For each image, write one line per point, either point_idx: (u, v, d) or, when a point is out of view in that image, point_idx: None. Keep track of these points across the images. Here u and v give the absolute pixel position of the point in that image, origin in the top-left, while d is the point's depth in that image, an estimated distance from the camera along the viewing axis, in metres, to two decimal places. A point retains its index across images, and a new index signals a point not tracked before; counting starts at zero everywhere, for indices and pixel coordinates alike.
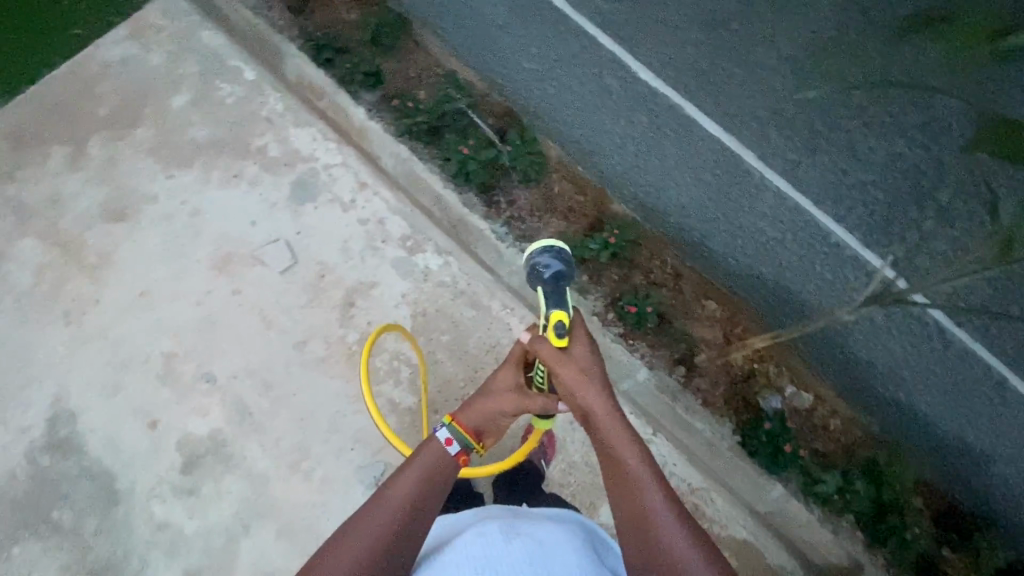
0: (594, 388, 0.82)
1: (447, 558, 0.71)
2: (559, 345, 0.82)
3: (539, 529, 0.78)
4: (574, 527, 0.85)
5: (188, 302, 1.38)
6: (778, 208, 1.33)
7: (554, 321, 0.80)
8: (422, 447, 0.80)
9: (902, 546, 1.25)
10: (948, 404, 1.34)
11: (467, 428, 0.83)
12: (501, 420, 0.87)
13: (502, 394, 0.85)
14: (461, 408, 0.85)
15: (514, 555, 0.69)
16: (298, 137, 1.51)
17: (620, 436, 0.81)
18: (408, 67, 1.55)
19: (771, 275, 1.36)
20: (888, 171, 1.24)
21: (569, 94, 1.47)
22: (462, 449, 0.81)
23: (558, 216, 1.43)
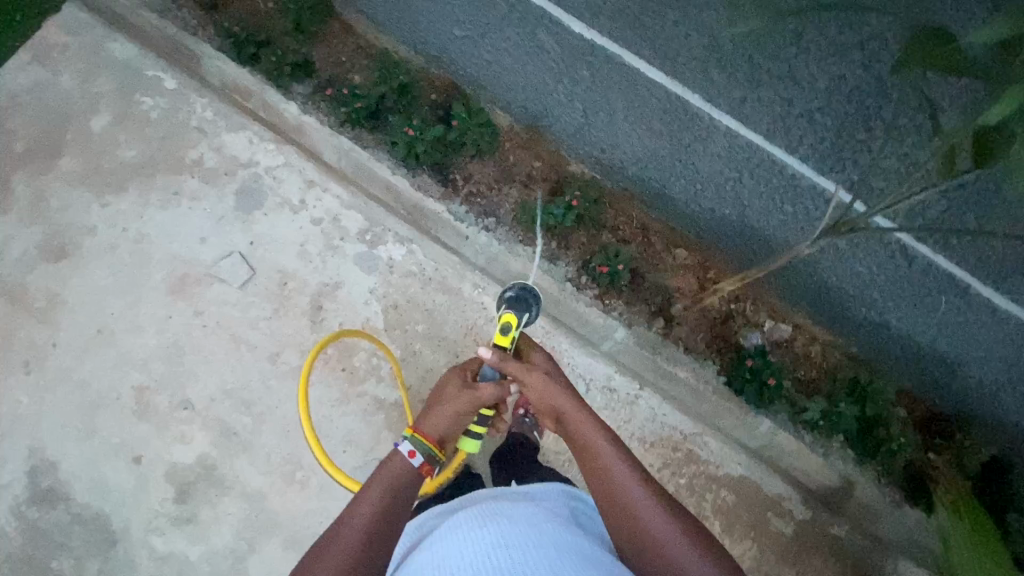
0: (562, 388, 0.85)
1: (423, 557, 0.73)
2: (502, 344, 0.89)
3: (515, 508, 0.79)
4: (555, 500, 0.87)
5: (150, 332, 1.34)
6: (731, 149, 1.14)
7: (502, 322, 0.89)
8: (383, 463, 0.81)
9: (891, 456, 1.30)
10: (938, 331, 1.22)
11: (431, 438, 0.84)
12: (463, 424, 0.86)
13: (456, 397, 0.84)
14: (420, 419, 0.85)
15: (485, 540, 0.70)
16: (235, 144, 1.44)
17: (592, 430, 0.83)
18: (339, 51, 1.48)
19: (735, 216, 1.28)
20: (842, 102, 0.96)
21: (507, 57, 1.32)
22: (426, 459, 0.82)
23: (518, 185, 1.42)
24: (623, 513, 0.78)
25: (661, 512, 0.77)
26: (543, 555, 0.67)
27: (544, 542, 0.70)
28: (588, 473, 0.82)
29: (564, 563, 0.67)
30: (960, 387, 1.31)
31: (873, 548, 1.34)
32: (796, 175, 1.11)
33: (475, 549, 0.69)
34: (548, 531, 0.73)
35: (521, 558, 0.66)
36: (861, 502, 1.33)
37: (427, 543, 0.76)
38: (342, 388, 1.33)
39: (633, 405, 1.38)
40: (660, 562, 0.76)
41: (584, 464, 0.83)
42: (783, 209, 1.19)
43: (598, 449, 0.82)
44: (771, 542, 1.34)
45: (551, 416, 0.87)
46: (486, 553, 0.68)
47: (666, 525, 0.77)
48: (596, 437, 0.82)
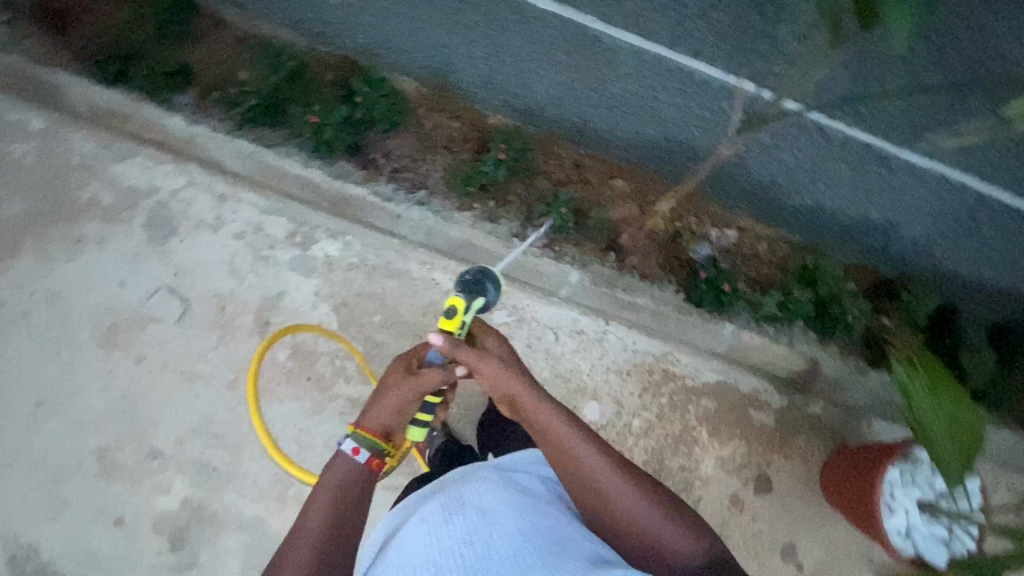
0: (515, 374, 0.84)
1: (396, 556, 0.78)
2: (449, 328, 0.87)
3: (481, 491, 0.83)
4: (524, 470, 0.91)
5: (94, 391, 1.26)
6: (638, 64, 1.30)
7: (450, 306, 0.88)
8: (329, 468, 0.80)
9: (849, 329, 1.36)
10: (848, 188, 1.35)
11: (376, 431, 0.82)
12: (409, 412, 0.84)
13: (399, 385, 0.82)
14: (363, 413, 0.83)
15: (451, 536, 0.75)
16: (127, 174, 1.32)
17: (548, 413, 0.83)
18: (216, 49, 1.37)
19: (659, 133, 1.34)
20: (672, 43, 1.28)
21: (405, 24, 1.33)
22: (372, 454, 0.80)
23: (442, 151, 1.36)
24: (591, 493, 0.82)
25: (627, 486, 0.81)
26: (506, 547, 0.73)
27: (509, 533, 0.75)
28: (553, 459, 0.83)
29: (527, 550, 0.72)
30: (897, 249, 1.40)
31: (848, 416, 1.43)
32: (704, 79, 1.29)
33: (440, 547, 0.74)
34: (512, 520, 0.77)
35: (485, 555, 0.72)
36: (828, 377, 1.40)
37: (399, 539, 0.81)
38: (311, 398, 1.29)
39: (602, 341, 1.40)
40: (630, 532, 0.81)
41: (547, 450, 0.83)
42: (703, 108, 1.29)
43: (558, 433, 0.82)
44: (756, 435, 1.40)
45: (506, 402, 0.86)
46: (452, 551, 0.73)
47: (633, 500, 0.81)
48: (558, 424, 0.82)
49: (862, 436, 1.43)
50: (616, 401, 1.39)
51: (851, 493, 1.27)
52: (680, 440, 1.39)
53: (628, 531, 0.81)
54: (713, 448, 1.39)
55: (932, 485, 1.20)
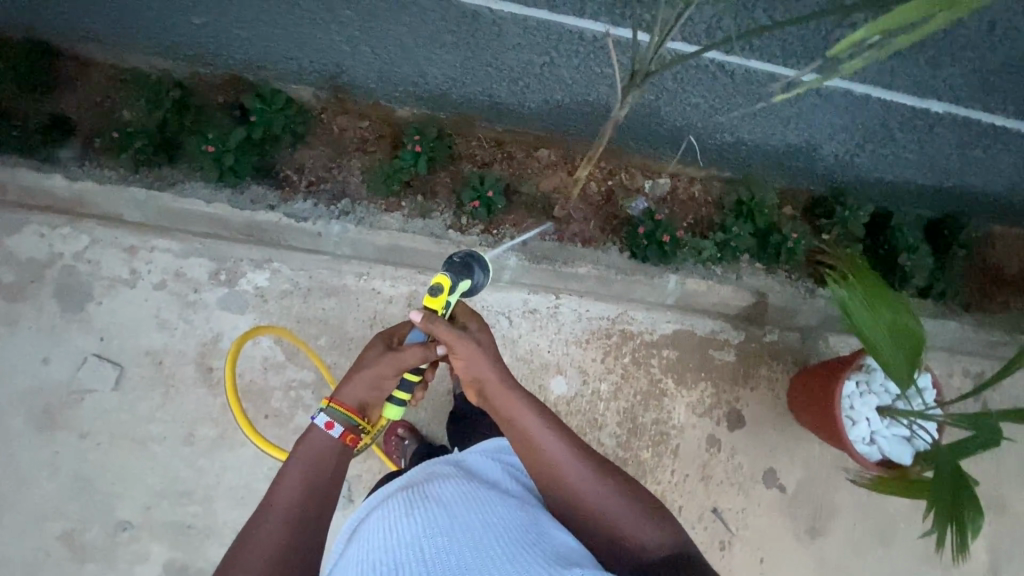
0: (487, 359, 0.84)
1: (358, 552, 0.78)
2: (434, 307, 0.86)
3: (446, 486, 0.85)
4: (490, 467, 0.94)
5: (45, 477, 1.20)
6: (528, 34, 1.06)
7: (435, 284, 0.86)
8: (302, 442, 0.79)
9: (792, 254, 1.36)
10: (772, 125, 1.26)
11: (350, 407, 0.82)
12: (383, 390, 0.85)
13: (378, 361, 0.83)
14: (339, 388, 0.83)
15: (412, 529, 0.76)
16: (24, 245, 1.23)
17: (515, 399, 0.84)
18: (89, 93, 1.26)
19: (569, 98, 1.23)
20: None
21: (264, 27, 1.14)
22: (346, 429, 0.80)
23: (357, 153, 1.31)
24: (558, 484, 0.82)
25: (595, 479, 0.82)
26: (469, 538, 0.73)
27: (471, 525, 0.76)
28: (522, 451, 0.84)
29: (489, 543, 0.73)
30: (825, 168, 1.39)
31: (803, 337, 1.47)
32: (596, 36, 1.04)
33: (401, 539, 0.75)
34: (475, 513, 0.78)
35: (446, 545, 0.72)
36: (778, 305, 1.43)
37: (364, 532, 0.83)
38: (273, 434, 1.27)
39: (556, 315, 1.39)
40: (599, 526, 0.81)
41: (516, 442, 0.84)
42: (604, 74, 1.15)
43: (523, 419, 0.83)
44: (721, 374, 1.43)
45: (473, 387, 0.87)
46: (413, 542, 0.74)
47: (601, 492, 0.82)
48: (522, 410, 0.83)
49: (820, 353, 1.47)
50: (580, 370, 1.39)
51: (814, 411, 1.31)
52: (649, 394, 1.40)
53: (596, 525, 0.81)
54: (682, 395, 1.42)
55: (887, 389, 1.24)
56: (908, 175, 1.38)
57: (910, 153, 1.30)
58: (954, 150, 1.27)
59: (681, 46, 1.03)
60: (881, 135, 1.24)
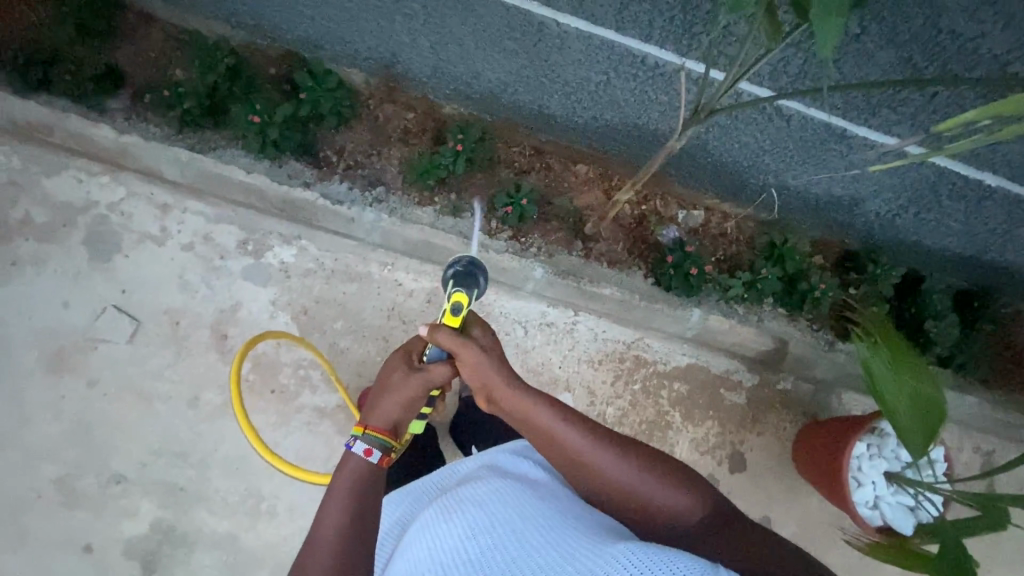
0: (494, 363, 0.84)
1: (405, 562, 0.80)
2: (454, 324, 0.85)
3: (480, 487, 0.87)
4: (517, 462, 0.95)
5: (47, 420, 1.21)
6: (590, 52, 1.05)
7: (454, 303, 0.85)
8: (344, 467, 0.83)
9: (817, 305, 1.34)
10: (816, 172, 1.24)
11: (384, 430, 0.86)
12: (413, 409, 0.88)
13: (407, 382, 0.85)
14: (371, 412, 0.87)
15: (455, 532, 0.78)
16: (62, 188, 1.25)
17: (525, 400, 0.83)
18: (145, 48, 1.27)
19: (617, 118, 1.22)
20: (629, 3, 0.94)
21: (329, 8, 1.15)
22: (384, 453, 0.85)
23: (398, 144, 1.30)
24: (584, 472, 0.83)
25: (618, 459, 0.82)
26: (511, 532, 0.75)
27: (511, 520, 0.78)
28: (541, 444, 0.84)
29: (533, 534, 0.75)
30: (864, 224, 1.38)
31: (817, 390, 1.45)
32: (659, 63, 1.04)
33: (446, 544, 0.77)
34: (512, 508, 0.80)
35: (491, 543, 0.74)
36: (798, 354, 1.41)
37: (406, 544, 0.84)
38: (277, 410, 1.26)
39: (572, 331, 1.38)
40: (631, 502, 0.82)
41: (533, 435, 0.84)
42: (658, 99, 1.14)
43: (537, 417, 0.83)
44: (729, 415, 1.41)
45: (482, 391, 0.86)
46: (459, 546, 0.76)
47: (629, 471, 0.81)
48: (534, 408, 0.83)
49: (831, 409, 1.45)
50: (589, 390, 1.38)
51: (819, 462, 1.29)
52: (654, 424, 1.39)
53: (629, 501, 0.83)
54: (688, 430, 1.40)
55: (898, 456, 1.22)
56: (946, 242, 1.36)
57: (952, 222, 1.29)
58: (1000, 224, 1.25)
59: (755, 88, 1.00)
60: (928, 199, 1.24)
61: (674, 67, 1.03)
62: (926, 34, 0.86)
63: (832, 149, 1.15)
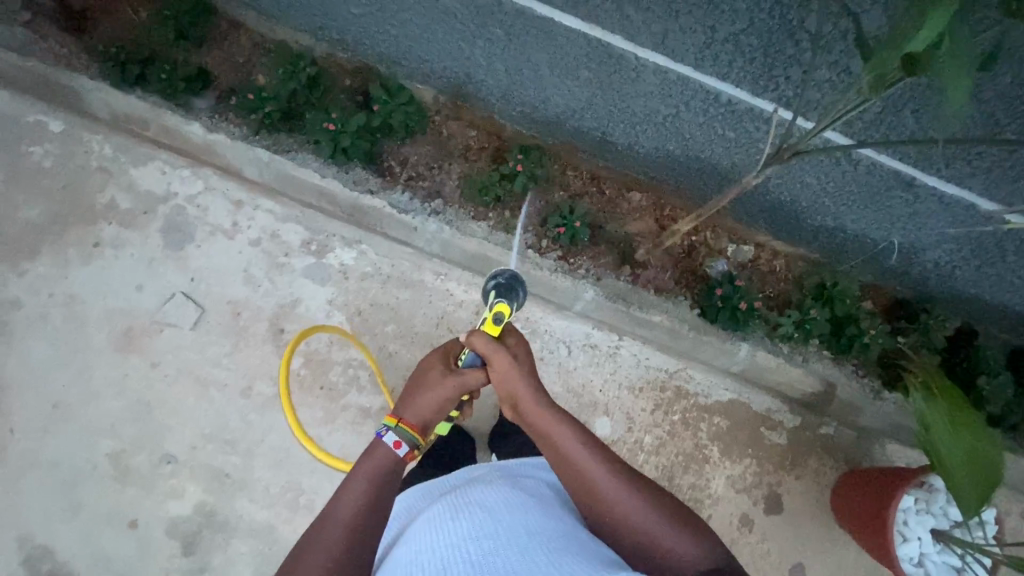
0: (522, 375, 0.87)
1: (407, 552, 0.81)
2: (493, 332, 0.88)
3: (489, 494, 0.89)
4: (527, 478, 0.96)
5: (109, 396, 1.26)
6: (664, 85, 1.09)
7: (496, 311, 0.88)
8: (368, 455, 0.84)
9: (864, 350, 1.32)
10: (874, 216, 1.25)
11: (414, 426, 0.87)
12: (444, 409, 0.89)
13: (443, 381, 0.87)
14: (405, 406, 0.88)
15: (459, 532, 0.79)
16: (146, 177, 1.32)
17: (545, 414, 0.86)
18: (233, 53, 1.35)
19: (680, 149, 1.25)
20: (711, 47, 0.98)
21: (413, 28, 1.21)
22: (410, 449, 0.86)
23: (459, 159, 1.35)
24: (591, 494, 0.82)
25: (626, 487, 0.81)
26: (513, 541, 0.75)
27: (515, 531, 0.77)
28: (556, 462, 0.85)
29: (531, 543, 0.75)
30: (919, 272, 1.37)
31: (861, 438, 1.42)
32: (732, 100, 1.06)
33: (448, 541, 0.78)
34: (518, 520, 0.80)
35: (492, 549, 0.74)
36: (843, 399, 1.39)
37: (411, 535, 0.85)
38: (324, 406, 1.30)
39: (615, 355, 1.39)
40: (633, 538, 0.80)
41: (550, 454, 0.86)
42: (725, 136, 1.16)
43: (556, 431, 0.85)
44: (768, 454, 1.39)
45: (509, 402, 0.89)
46: (460, 546, 0.77)
47: (634, 502, 0.80)
48: (554, 423, 0.85)
49: (875, 459, 1.41)
50: (627, 416, 1.38)
51: (860, 510, 1.26)
52: (691, 457, 1.38)
53: (630, 538, 0.80)
54: (725, 466, 1.38)
55: (947, 513, 1.19)
56: (1005, 298, 1.34)
57: (1016, 278, 1.27)
58: None
59: (835, 137, 1.01)
60: (992, 253, 1.23)
61: (767, 113, 1.05)
62: (1013, 92, 0.87)
63: (900, 194, 1.15)
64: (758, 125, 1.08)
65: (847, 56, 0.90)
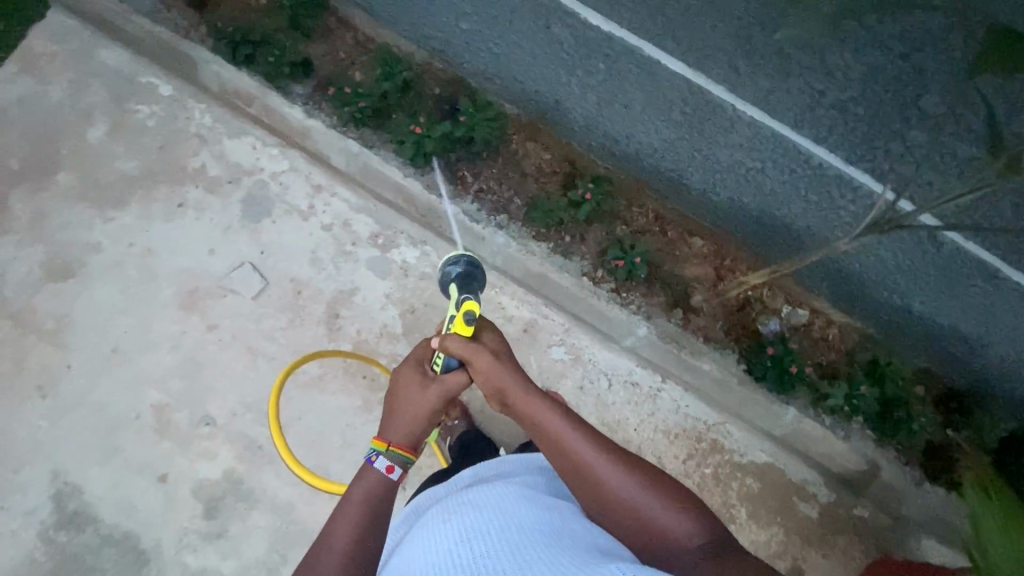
0: (507, 367, 0.82)
1: (402, 560, 0.77)
2: (465, 334, 0.82)
3: (484, 493, 0.83)
4: (526, 476, 0.91)
5: (164, 350, 1.30)
6: (755, 139, 1.11)
7: (465, 312, 0.82)
8: (359, 480, 0.81)
9: (910, 436, 1.30)
10: (948, 302, 1.23)
11: (404, 445, 0.84)
12: (431, 422, 0.86)
13: (423, 396, 0.83)
14: (390, 427, 0.84)
15: (449, 536, 0.74)
16: (237, 150, 1.39)
17: (535, 404, 0.80)
18: (337, 47, 1.41)
19: (756, 205, 1.26)
20: (814, 109, 1.00)
21: (518, 50, 1.26)
22: (404, 470, 0.83)
23: (529, 179, 1.37)
24: (588, 484, 0.77)
25: (625, 474, 0.77)
26: (503, 541, 0.70)
27: (505, 530, 0.73)
28: (549, 453, 0.80)
29: (522, 542, 0.70)
30: (981, 367, 1.33)
31: (897, 526, 1.36)
32: (823, 165, 1.08)
33: (440, 544, 0.73)
34: (508, 519, 0.75)
35: (482, 550, 0.70)
36: (885, 483, 1.34)
37: (405, 543, 0.81)
38: (362, 396, 1.31)
39: (655, 397, 1.37)
40: (634, 526, 0.76)
41: (545, 446, 0.80)
42: (807, 198, 1.17)
43: (547, 423, 0.79)
44: (797, 525, 1.35)
45: (496, 397, 0.83)
46: (450, 551, 0.71)
47: (634, 488, 0.76)
48: (545, 413, 0.79)
49: (908, 551, 1.35)
50: (659, 461, 1.35)
51: None
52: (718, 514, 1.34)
53: (632, 523, 0.76)
54: (751, 529, 1.34)
55: None
56: None
57: None
58: None
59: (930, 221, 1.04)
60: None
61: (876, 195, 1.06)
62: None
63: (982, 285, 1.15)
64: (845, 194, 1.10)
65: (952, 139, 0.92)
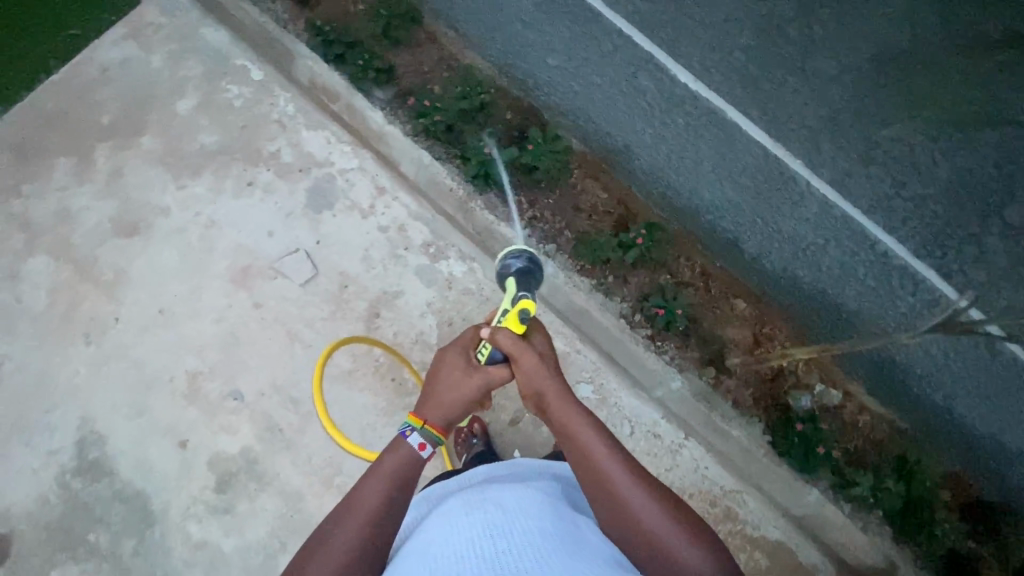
0: (548, 371, 0.80)
1: (417, 543, 0.74)
2: (516, 330, 0.79)
3: (506, 492, 0.81)
4: (545, 481, 0.88)
5: (209, 319, 1.34)
6: (823, 217, 1.18)
7: (520, 309, 0.78)
8: (389, 453, 0.78)
9: (931, 539, 1.26)
10: (988, 406, 1.25)
11: (438, 426, 0.81)
12: (468, 409, 0.83)
13: (466, 382, 0.80)
14: (427, 405, 0.82)
15: (472, 528, 0.72)
16: (312, 141, 1.45)
17: (570, 412, 0.79)
18: (422, 59, 1.45)
19: (810, 280, 1.27)
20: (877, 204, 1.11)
21: (596, 92, 1.33)
22: (433, 450, 0.81)
23: (581, 215, 1.37)
24: (609, 501, 0.76)
25: (648, 499, 0.75)
26: (529, 543, 0.68)
27: (529, 531, 0.70)
28: (575, 464, 0.79)
29: (547, 547, 0.67)
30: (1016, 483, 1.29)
31: None
32: (889, 253, 1.15)
33: (461, 534, 0.71)
34: (533, 521, 0.72)
35: (506, 548, 0.67)
36: None
37: (421, 528, 0.79)
38: (387, 398, 1.32)
39: (676, 453, 1.35)
40: (650, 553, 0.74)
41: (572, 455, 0.79)
42: (864, 281, 1.21)
43: (578, 432, 0.78)
44: None
45: (532, 399, 0.82)
46: (473, 542, 0.68)
47: (655, 513, 0.75)
48: (577, 423, 0.79)
49: None
50: None
51: None
52: None
53: (648, 548, 0.74)
54: None
55: None
56: None
57: None
58: None
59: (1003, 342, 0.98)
60: None
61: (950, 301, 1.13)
62: None
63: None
64: (906, 285, 1.15)
65: None
